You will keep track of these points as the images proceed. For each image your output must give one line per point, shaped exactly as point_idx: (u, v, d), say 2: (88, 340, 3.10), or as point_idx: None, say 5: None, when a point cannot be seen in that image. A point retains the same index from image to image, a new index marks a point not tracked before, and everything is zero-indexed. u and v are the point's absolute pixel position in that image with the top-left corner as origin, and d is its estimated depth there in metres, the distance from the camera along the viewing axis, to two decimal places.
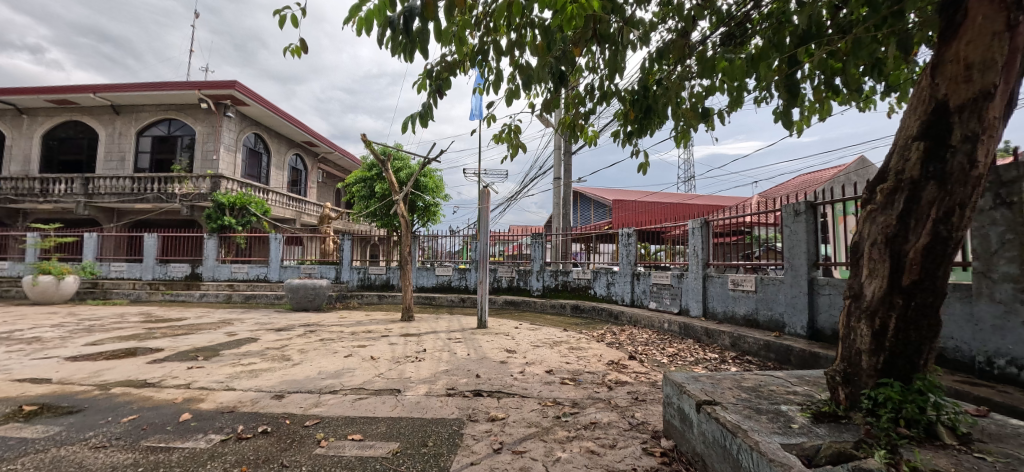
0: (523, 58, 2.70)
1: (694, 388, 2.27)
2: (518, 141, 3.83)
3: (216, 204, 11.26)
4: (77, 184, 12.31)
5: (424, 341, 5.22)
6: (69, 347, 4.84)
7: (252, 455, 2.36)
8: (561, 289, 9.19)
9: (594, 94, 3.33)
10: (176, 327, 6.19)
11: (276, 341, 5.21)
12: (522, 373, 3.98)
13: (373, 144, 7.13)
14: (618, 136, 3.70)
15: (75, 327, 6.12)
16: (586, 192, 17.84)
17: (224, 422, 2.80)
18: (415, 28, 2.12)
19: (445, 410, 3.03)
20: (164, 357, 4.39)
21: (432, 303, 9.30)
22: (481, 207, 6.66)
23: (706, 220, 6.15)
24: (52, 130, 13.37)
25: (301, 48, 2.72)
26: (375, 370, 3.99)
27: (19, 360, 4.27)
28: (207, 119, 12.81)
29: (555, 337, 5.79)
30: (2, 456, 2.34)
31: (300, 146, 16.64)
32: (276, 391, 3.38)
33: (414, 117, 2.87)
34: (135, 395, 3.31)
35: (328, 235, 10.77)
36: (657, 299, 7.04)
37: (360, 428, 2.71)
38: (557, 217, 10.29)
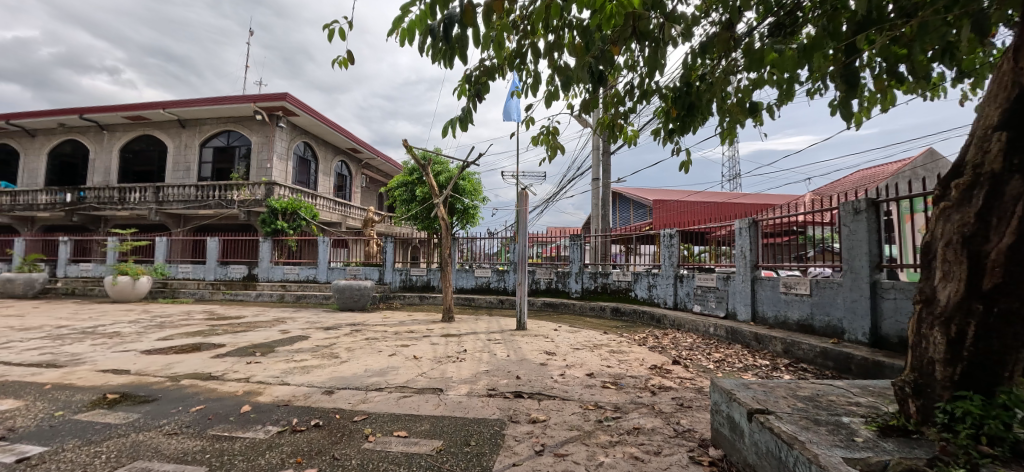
0: (561, 59, 2.69)
1: (744, 396, 2.17)
2: (557, 143, 3.81)
3: (270, 209, 11.96)
4: (149, 193, 13.45)
5: (464, 342, 5.29)
6: (144, 342, 5.28)
7: (307, 446, 2.48)
8: (600, 291, 9.05)
9: (633, 93, 3.26)
10: (236, 324, 6.61)
11: (325, 339, 5.45)
12: (562, 376, 3.95)
13: (414, 149, 7.32)
14: (658, 134, 3.60)
15: (148, 323, 6.68)
16: (625, 192, 17.51)
17: (280, 414, 2.96)
18: (455, 34, 2.16)
19: (486, 411, 3.06)
20: (225, 352, 4.71)
21: (471, 304, 9.42)
22: (519, 209, 6.67)
23: (754, 220, 5.86)
24: (128, 144, 14.70)
25: (349, 60, 2.86)
26: (418, 369, 4.09)
27: (103, 352, 4.71)
28: (261, 129, 13.66)
29: (595, 340, 5.70)
30: (92, 439, 2.59)
31: (344, 153, 17.38)
32: (327, 387, 3.53)
33: (455, 122, 2.91)
34: (201, 387, 3.56)
35: (371, 238, 11.16)
36: (702, 302, 6.78)
37: (406, 425, 2.79)
38: (596, 218, 10.15)
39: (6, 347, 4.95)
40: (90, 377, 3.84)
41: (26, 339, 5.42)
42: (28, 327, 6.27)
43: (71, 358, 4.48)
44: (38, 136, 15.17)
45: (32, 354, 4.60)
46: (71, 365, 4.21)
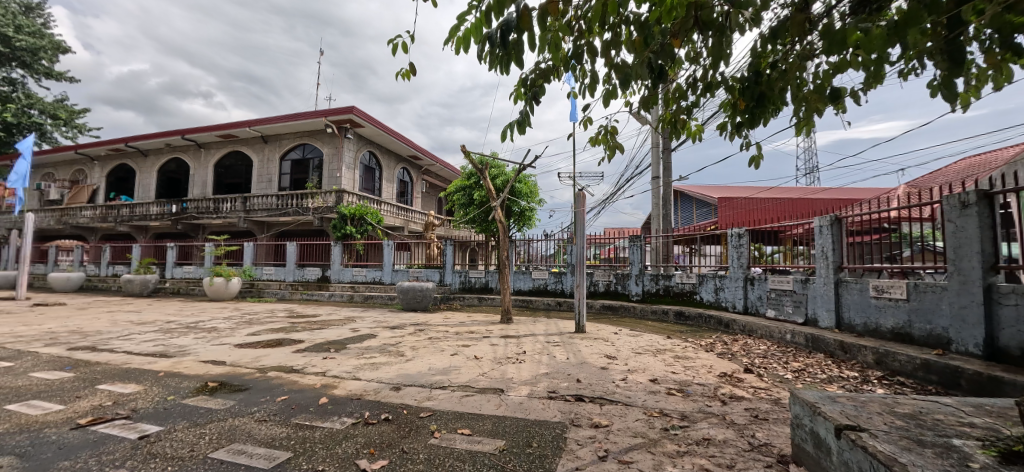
0: (620, 56, 2.64)
1: (831, 410, 1.97)
2: (615, 142, 3.73)
3: (341, 215, 13.05)
4: (238, 203, 14.94)
5: (523, 343, 5.32)
6: (235, 336, 5.88)
7: (378, 439, 2.61)
8: (662, 294, 8.68)
9: (696, 86, 3.10)
10: (312, 322, 7.15)
11: (392, 337, 5.73)
12: (624, 380, 3.84)
13: (471, 154, 7.47)
14: (726, 129, 3.40)
15: (239, 320, 7.41)
16: (686, 191, 16.73)
17: (353, 407, 3.16)
18: (511, 40, 2.21)
19: (547, 413, 3.04)
20: (304, 347, 5.11)
21: (529, 306, 9.45)
22: (577, 210, 6.58)
23: (837, 217, 5.33)
24: (220, 159, 16.48)
25: (412, 72, 3.01)
26: (480, 369, 4.17)
27: (204, 345, 5.30)
28: (331, 142, 14.73)
29: (657, 344, 5.48)
30: (197, 421, 2.92)
31: (406, 161, 18.24)
32: (394, 383, 3.70)
33: (512, 126, 2.95)
34: (285, 379, 3.89)
35: (432, 241, 11.60)
36: (777, 307, 6.28)
37: (468, 423, 2.85)
38: (656, 217, 9.76)
39: (129, 339, 5.72)
40: (194, 366, 4.33)
41: (143, 332, 6.22)
42: (145, 321, 7.21)
43: (179, 349, 5.09)
44: (149, 156, 17.43)
45: (148, 345, 5.28)
46: (179, 356, 4.78)
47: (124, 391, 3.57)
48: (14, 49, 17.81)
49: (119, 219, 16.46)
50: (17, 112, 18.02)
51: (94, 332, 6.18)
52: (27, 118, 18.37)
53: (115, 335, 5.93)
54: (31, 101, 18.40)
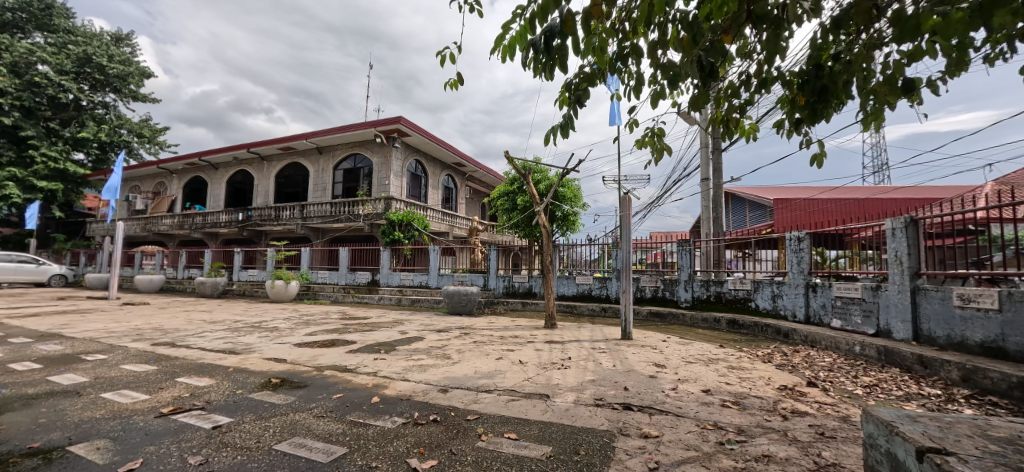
0: (667, 56, 2.58)
1: (911, 430, 1.79)
2: (662, 144, 3.64)
3: (389, 221, 13.53)
4: (296, 210, 15.90)
5: (568, 349, 5.27)
6: (294, 336, 6.26)
7: (427, 439, 2.67)
8: (713, 301, 8.27)
9: (750, 83, 2.96)
10: (363, 324, 7.45)
11: (439, 340, 5.86)
12: (675, 390, 3.70)
13: (514, 159, 7.50)
14: (783, 127, 3.21)
15: (297, 321, 7.86)
16: (739, 192, 15.96)
17: (403, 407, 3.26)
18: (555, 45, 2.21)
19: (594, 421, 2.99)
20: (356, 348, 5.34)
21: (573, 312, 9.34)
22: (622, 214, 6.43)
23: (912, 219, 4.87)
24: (280, 170, 17.67)
25: (459, 82, 3.11)
26: (525, 374, 4.17)
27: (266, 343, 5.68)
28: (380, 151, 15.38)
29: (710, 354, 5.24)
30: (262, 414, 3.13)
31: (450, 167, 18.71)
32: (441, 385, 3.79)
33: (556, 130, 2.94)
34: (340, 377, 4.09)
35: (476, 246, 11.81)
36: (844, 317, 5.81)
37: (515, 428, 2.85)
38: (705, 221, 9.37)
39: (202, 336, 6.23)
40: (259, 363, 4.65)
41: (214, 330, 6.75)
42: (215, 320, 7.82)
43: (245, 346, 5.48)
44: (219, 169, 19.00)
45: (219, 343, 5.73)
46: (246, 352, 5.16)
47: (199, 384, 3.90)
48: (107, 76, 20.08)
49: (192, 227, 18.01)
50: (110, 132, 20.27)
51: (172, 330, 6.79)
52: (118, 137, 20.62)
53: (190, 333, 6.48)
54: (121, 122, 20.65)
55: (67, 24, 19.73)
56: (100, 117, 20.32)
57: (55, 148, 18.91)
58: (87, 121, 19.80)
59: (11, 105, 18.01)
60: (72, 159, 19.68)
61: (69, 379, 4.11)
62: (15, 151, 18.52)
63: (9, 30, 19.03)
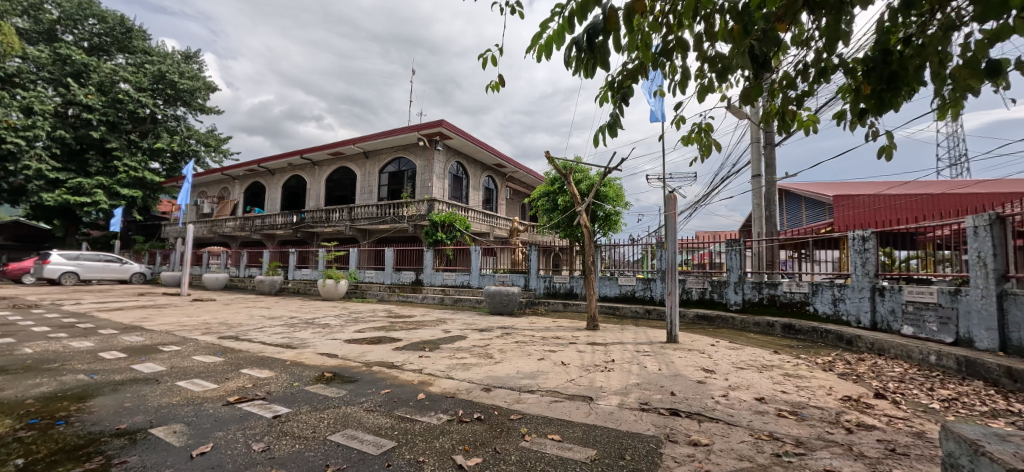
0: (714, 48, 2.47)
1: (1000, 451, 1.61)
2: (711, 140, 3.49)
3: (432, 223, 13.94)
4: (344, 212, 16.63)
5: (611, 352, 5.18)
6: (344, 332, 6.56)
7: (471, 437, 2.72)
8: (766, 304, 7.83)
9: (806, 73, 2.77)
10: (409, 322, 7.69)
11: (481, 340, 5.95)
12: (725, 397, 3.55)
13: (555, 159, 7.43)
14: (843, 118, 2.99)
15: (346, 318, 8.22)
16: (794, 189, 15.06)
17: (448, 405, 3.33)
18: (598, 43, 2.19)
19: (640, 425, 2.92)
20: (402, 345, 5.52)
21: (615, 313, 9.16)
22: (667, 213, 6.23)
23: (999, 216, 4.40)
24: (330, 174, 18.59)
25: (501, 84, 3.14)
26: (567, 375, 4.15)
27: (319, 339, 6.00)
28: (423, 154, 15.81)
29: (763, 360, 4.97)
30: (316, 406, 3.30)
31: (491, 169, 18.92)
32: (485, 384, 3.84)
33: (601, 130, 2.91)
34: (387, 373, 4.24)
35: (517, 247, 11.86)
36: (917, 323, 5.32)
37: (558, 429, 2.84)
38: (757, 219, 8.90)
39: (262, 331, 6.67)
40: (313, 358, 4.90)
41: (272, 326, 7.21)
42: (273, 317, 8.34)
43: (300, 341, 5.81)
44: (275, 174, 20.26)
45: (277, 337, 6.11)
46: (301, 347, 5.46)
47: (261, 376, 4.17)
48: (179, 91, 21.96)
49: (251, 228, 19.27)
50: (181, 142, 22.15)
51: (235, 324, 7.29)
52: (188, 147, 22.50)
53: (251, 327, 6.96)
54: (190, 133, 22.53)
55: (144, 45, 21.82)
56: (172, 129, 22.26)
57: (135, 158, 20.87)
58: (162, 133, 21.74)
59: (99, 121, 20.06)
60: (150, 168, 21.65)
61: (149, 367, 4.53)
62: (102, 162, 20.62)
63: (96, 54, 21.27)
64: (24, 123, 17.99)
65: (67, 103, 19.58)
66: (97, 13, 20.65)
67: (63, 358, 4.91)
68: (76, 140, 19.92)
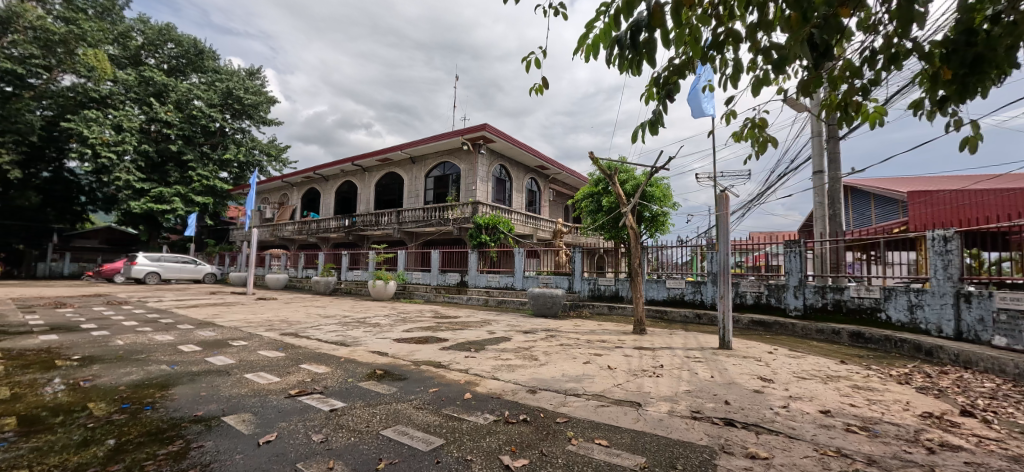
0: (770, 38, 2.34)
1: None
2: (765, 136, 3.31)
3: (477, 225, 14.23)
4: (392, 216, 17.26)
5: (660, 357, 5.02)
6: (393, 331, 6.81)
7: (517, 438, 2.74)
8: (831, 310, 7.26)
9: (874, 61, 2.56)
10: (455, 323, 7.86)
11: (526, 342, 5.96)
12: (785, 408, 3.33)
13: (599, 160, 7.31)
14: (917, 107, 2.73)
15: (394, 318, 8.52)
16: (862, 186, 13.93)
17: (494, 405, 3.37)
18: (642, 39, 2.15)
19: (692, 434, 2.81)
20: (449, 346, 5.65)
21: (664, 318, 8.87)
22: (718, 214, 5.96)
23: None
24: (379, 180, 19.40)
25: (544, 86, 3.16)
26: (613, 379, 4.06)
27: (371, 337, 6.28)
28: (467, 158, 16.14)
29: (828, 370, 4.61)
30: (369, 402, 3.45)
31: (534, 171, 18.99)
32: (530, 386, 3.85)
33: (644, 127, 2.85)
34: (434, 372, 4.37)
35: (561, 249, 11.80)
36: (1011, 334, 4.77)
37: (606, 435, 2.79)
38: (818, 218, 8.30)
39: (319, 329, 7.06)
40: (365, 355, 5.13)
41: (328, 324, 7.62)
42: (328, 316, 8.80)
43: (354, 339, 6.09)
44: (329, 180, 21.42)
45: (333, 335, 6.45)
46: (354, 345, 5.73)
47: (318, 371, 4.42)
48: (244, 106, 23.85)
49: (308, 232, 20.44)
50: (247, 153, 23.98)
51: (295, 322, 7.79)
52: (252, 157, 24.32)
53: (309, 325, 7.38)
54: (254, 144, 24.35)
55: (214, 65, 23.89)
56: (239, 140, 24.17)
57: (207, 168, 22.83)
58: (230, 144, 23.65)
59: (177, 135, 22.14)
60: (219, 177, 23.59)
61: (221, 360, 4.94)
62: (180, 173, 22.68)
63: (175, 74, 23.52)
64: (115, 139, 20.17)
65: (150, 120, 21.74)
66: (174, 38, 22.83)
67: (149, 350, 5.46)
68: (158, 154, 22.06)
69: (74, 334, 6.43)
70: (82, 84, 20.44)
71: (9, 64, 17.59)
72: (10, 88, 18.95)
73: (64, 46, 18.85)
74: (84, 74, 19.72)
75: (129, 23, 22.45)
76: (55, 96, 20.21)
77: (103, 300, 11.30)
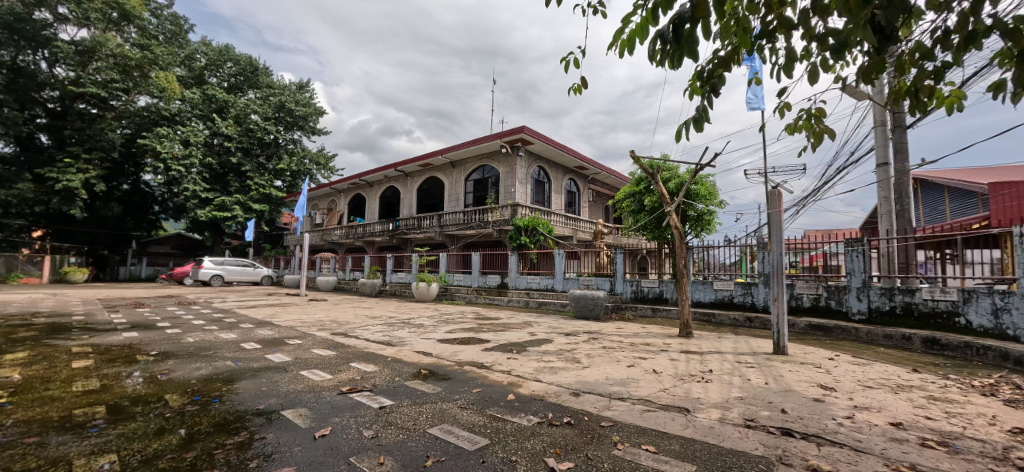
0: (826, 23, 2.20)
1: None
2: (823, 127, 3.11)
3: (517, 227, 14.36)
4: (433, 220, 17.66)
5: (708, 361, 4.84)
6: (437, 332, 6.97)
7: (562, 441, 2.73)
8: (900, 314, 6.70)
9: (949, 39, 2.34)
10: (496, 325, 7.92)
11: (568, 344, 5.91)
12: (850, 419, 3.10)
13: (641, 159, 7.13)
14: (1000, 89, 2.48)
15: (438, 319, 8.71)
16: (934, 179, 12.77)
17: (538, 407, 3.37)
18: (685, 31, 2.09)
19: (746, 444, 2.68)
20: (491, 347, 5.72)
21: (711, 321, 8.52)
22: (770, 211, 5.66)
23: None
24: (420, 184, 19.98)
25: (583, 86, 3.15)
26: (660, 384, 3.96)
27: (416, 338, 6.47)
28: (506, 161, 16.27)
29: (898, 379, 4.25)
30: (416, 401, 3.57)
31: (573, 172, 18.88)
32: (573, 389, 3.81)
33: (688, 123, 2.76)
34: (478, 373, 4.43)
35: (602, 250, 11.62)
36: None
37: (653, 440, 2.73)
38: (883, 214, 7.65)
39: (367, 329, 7.35)
40: (411, 355, 5.30)
41: (375, 324, 7.91)
42: (375, 316, 9.15)
43: (399, 340, 6.29)
44: (373, 186, 22.27)
45: (380, 335, 6.70)
46: (400, 345, 5.92)
47: (367, 369, 4.62)
48: (296, 118, 25.38)
49: (354, 236, 21.31)
50: (298, 163, 25.45)
51: (344, 322, 8.18)
52: (303, 166, 25.74)
53: (357, 326, 7.71)
54: (305, 154, 25.75)
55: (268, 80, 25.51)
56: (291, 150, 25.68)
57: (263, 178, 24.42)
58: (283, 154, 25.18)
59: (236, 148, 23.83)
60: (274, 186, 25.13)
61: (279, 357, 5.27)
62: (239, 182, 24.32)
63: (234, 91, 25.33)
64: (183, 153, 21.97)
65: (213, 134, 23.51)
66: (233, 57, 24.61)
67: (216, 347, 5.91)
68: (220, 165, 23.79)
69: (152, 332, 7.07)
70: (155, 104, 22.38)
71: (94, 89, 19.76)
72: (95, 110, 21.53)
73: (140, 70, 20.79)
74: (156, 95, 21.57)
75: (194, 46, 24.44)
76: (133, 115, 22.19)
77: (175, 301, 12.36)
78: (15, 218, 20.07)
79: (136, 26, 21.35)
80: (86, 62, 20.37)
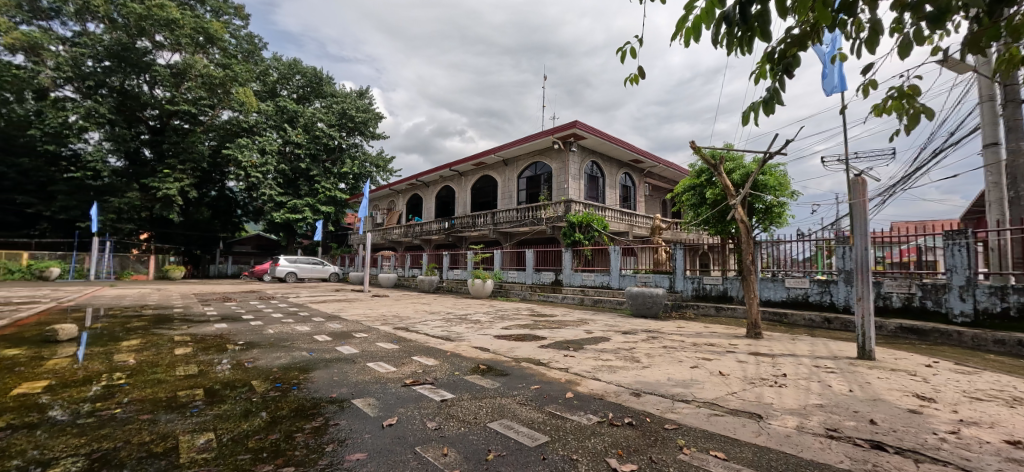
0: None
1: None
2: (917, 106, 2.77)
3: (570, 224, 14.24)
4: (488, 218, 17.95)
5: (781, 365, 4.51)
6: (493, 328, 7.11)
7: (624, 442, 2.68)
8: (1016, 317, 5.88)
9: None
10: (551, 322, 7.93)
11: (626, 343, 5.78)
12: (955, 434, 2.76)
13: (702, 149, 6.79)
14: None
15: (494, 315, 8.87)
16: None
17: (597, 407, 3.33)
18: (754, 12, 1.97)
19: (828, 456, 2.47)
20: (548, 344, 5.74)
21: (784, 321, 7.94)
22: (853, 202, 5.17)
23: None
24: (474, 183, 20.40)
25: (639, 76, 3.05)
26: (727, 387, 3.75)
27: (474, 333, 6.64)
28: (558, 156, 16.16)
29: (1014, 391, 3.71)
30: (476, 395, 3.66)
31: (628, 166, 18.39)
32: (634, 389, 3.72)
33: (757, 108, 2.58)
34: (535, 370, 4.46)
35: (660, 246, 11.19)
36: None
37: (722, 447, 2.60)
38: (992, 203, 6.75)
39: (426, 324, 7.65)
40: (469, 350, 5.45)
41: (434, 320, 8.22)
42: (434, 312, 9.51)
43: (457, 335, 6.49)
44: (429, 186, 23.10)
45: (440, 330, 6.95)
46: (459, 340, 6.10)
47: (428, 363, 4.82)
48: (357, 123, 26.97)
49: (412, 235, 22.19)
50: (359, 166, 27.04)
51: (405, 317, 8.58)
52: (364, 169, 27.30)
53: (418, 321, 8.06)
54: (365, 158, 27.30)
55: (331, 89, 27.24)
56: (353, 155, 27.32)
57: (329, 181, 26.15)
58: (346, 159, 26.84)
59: (305, 154, 25.75)
60: (339, 188, 26.84)
61: (348, 349, 5.64)
62: (308, 186, 26.21)
63: (303, 102, 27.37)
64: (261, 161, 24.00)
65: (285, 142, 25.58)
66: (301, 70, 26.60)
67: (293, 338, 6.45)
68: (292, 171, 25.78)
69: (239, 324, 7.86)
70: (236, 117, 24.57)
71: (187, 106, 22.21)
72: (188, 126, 24.12)
73: (223, 87, 22.96)
74: (237, 109, 23.69)
75: (267, 62, 26.59)
76: (219, 128, 24.46)
77: (257, 296, 13.63)
78: (127, 222, 23.03)
79: (219, 47, 23.54)
80: (178, 82, 22.81)
